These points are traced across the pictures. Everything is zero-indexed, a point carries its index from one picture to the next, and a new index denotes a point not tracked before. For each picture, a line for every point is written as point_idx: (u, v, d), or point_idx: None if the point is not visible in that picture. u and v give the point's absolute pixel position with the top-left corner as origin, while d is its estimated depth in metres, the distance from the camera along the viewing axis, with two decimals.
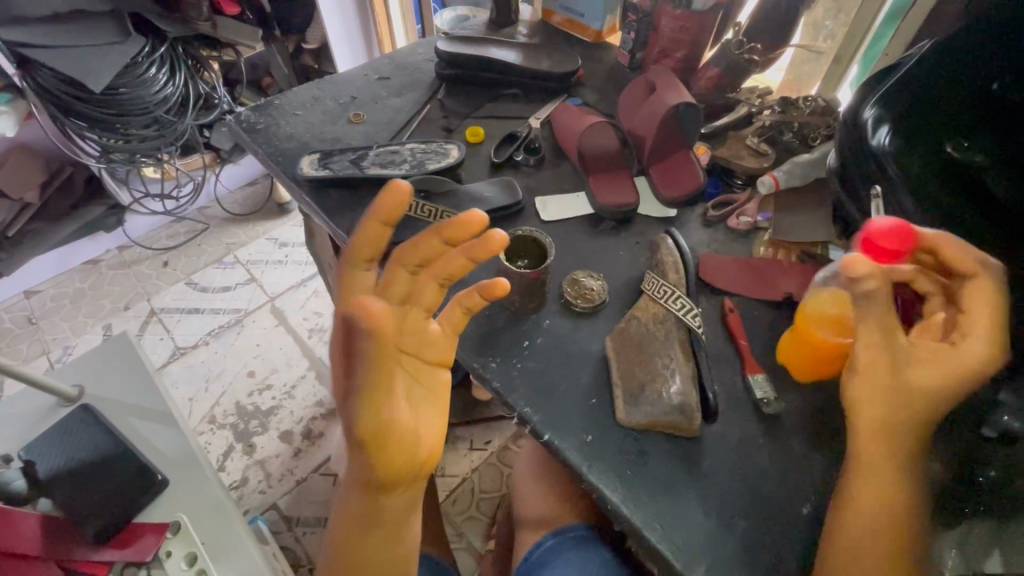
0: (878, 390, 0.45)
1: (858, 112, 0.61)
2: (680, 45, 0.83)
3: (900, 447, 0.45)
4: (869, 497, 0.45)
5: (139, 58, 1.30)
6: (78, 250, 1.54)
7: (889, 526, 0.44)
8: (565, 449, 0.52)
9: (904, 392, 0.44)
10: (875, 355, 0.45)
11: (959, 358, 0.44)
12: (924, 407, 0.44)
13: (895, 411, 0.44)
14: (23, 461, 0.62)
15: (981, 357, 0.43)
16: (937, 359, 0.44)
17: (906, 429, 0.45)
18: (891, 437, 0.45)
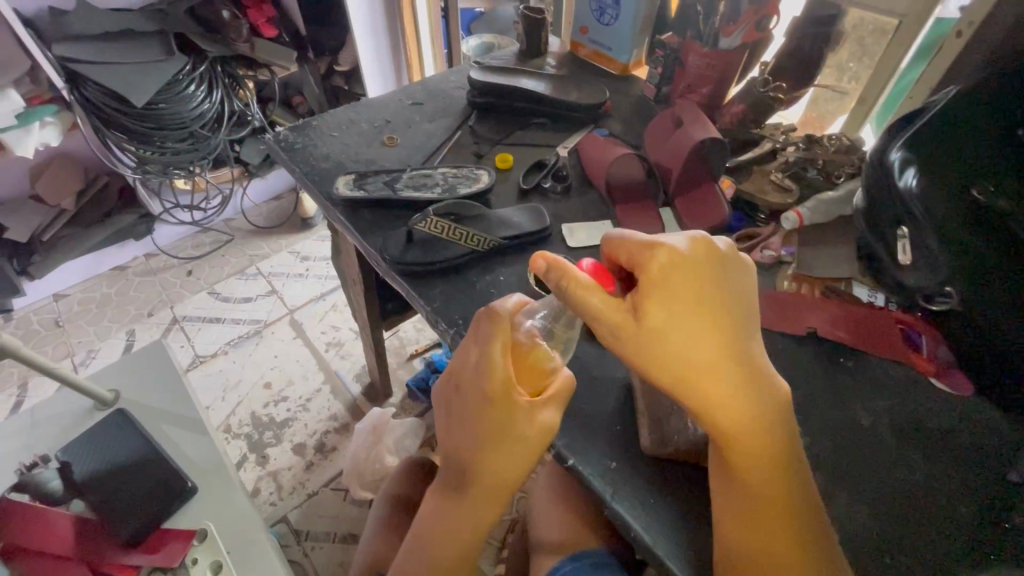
0: (659, 358, 0.43)
1: (884, 154, 0.62)
2: (707, 81, 0.86)
3: (713, 383, 0.43)
4: (748, 484, 0.45)
5: (180, 76, 1.36)
6: (108, 257, 1.58)
7: (768, 472, 0.45)
8: (588, 475, 0.52)
9: (661, 345, 0.43)
10: (619, 332, 0.44)
11: (665, 274, 0.44)
12: (692, 337, 0.43)
13: (689, 368, 0.43)
14: (58, 462, 0.64)
15: (672, 265, 0.44)
16: (654, 292, 0.44)
17: (706, 361, 0.43)
18: (703, 388, 0.43)
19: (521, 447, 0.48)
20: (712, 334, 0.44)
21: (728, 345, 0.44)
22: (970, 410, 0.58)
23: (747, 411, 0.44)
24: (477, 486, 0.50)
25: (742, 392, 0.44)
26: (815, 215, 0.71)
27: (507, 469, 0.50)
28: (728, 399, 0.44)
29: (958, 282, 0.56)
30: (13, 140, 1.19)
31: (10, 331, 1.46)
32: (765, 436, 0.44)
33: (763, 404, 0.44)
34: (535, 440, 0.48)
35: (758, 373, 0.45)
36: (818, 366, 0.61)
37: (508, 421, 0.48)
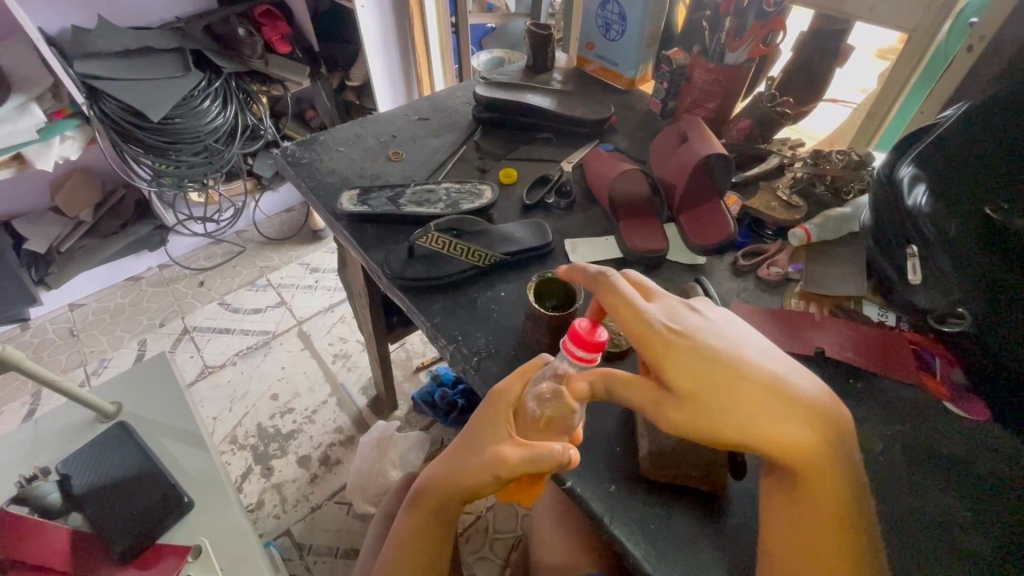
0: (701, 411, 0.43)
1: (897, 170, 0.63)
2: (712, 96, 0.85)
3: (751, 412, 0.43)
4: (818, 484, 0.43)
5: (196, 92, 1.38)
6: (122, 267, 1.61)
7: (827, 502, 0.43)
8: (586, 498, 0.51)
9: (694, 391, 0.44)
10: (656, 404, 0.45)
11: (655, 334, 0.46)
12: (732, 385, 0.44)
13: (730, 406, 0.43)
14: (59, 474, 0.65)
15: (666, 332, 0.46)
16: (669, 356, 0.45)
17: (743, 402, 0.43)
18: (744, 426, 0.43)
19: (467, 476, 0.49)
20: (734, 372, 0.44)
21: (747, 371, 0.45)
22: (987, 436, 0.56)
23: (790, 441, 0.43)
24: (424, 499, 0.54)
25: (780, 417, 0.43)
26: (823, 232, 0.70)
27: (446, 492, 0.52)
28: (774, 429, 0.43)
29: (970, 301, 0.54)
30: (33, 154, 1.22)
31: (25, 341, 1.48)
32: (815, 458, 0.43)
33: (803, 424, 0.44)
34: (480, 472, 0.48)
35: (790, 394, 0.44)
36: (825, 387, 0.60)
37: (476, 442, 0.50)
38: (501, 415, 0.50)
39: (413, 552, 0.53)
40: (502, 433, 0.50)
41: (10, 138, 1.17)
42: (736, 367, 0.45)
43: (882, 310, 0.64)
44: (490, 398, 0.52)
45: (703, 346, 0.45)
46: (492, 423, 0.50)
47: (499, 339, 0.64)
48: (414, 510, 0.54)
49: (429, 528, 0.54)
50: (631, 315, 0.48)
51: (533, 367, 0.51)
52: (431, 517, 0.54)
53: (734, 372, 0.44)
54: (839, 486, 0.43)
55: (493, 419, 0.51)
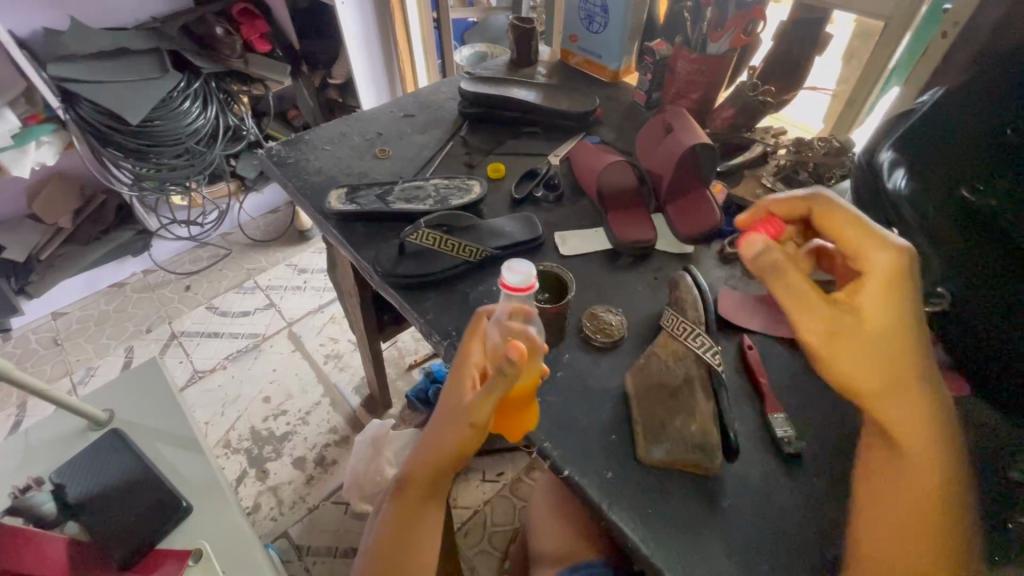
0: (849, 347, 0.47)
1: (875, 154, 0.64)
2: (696, 87, 0.86)
3: (880, 369, 0.46)
4: (927, 466, 0.43)
5: (175, 93, 1.36)
6: (105, 274, 1.58)
7: (930, 485, 0.43)
8: (584, 485, 0.52)
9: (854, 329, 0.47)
10: (826, 322, 0.48)
11: (873, 265, 0.48)
12: (885, 340, 0.46)
13: (869, 354, 0.46)
14: (53, 484, 0.64)
15: (885, 273, 0.47)
16: (868, 293, 0.48)
17: (883, 350, 0.46)
18: (872, 375, 0.46)
19: (446, 437, 0.49)
20: (896, 330, 0.46)
21: (894, 331, 0.46)
22: (968, 411, 0.58)
23: (900, 411, 0.45)
24: (405, 487, 0.51)
25: (902, 386, 0.45)
26: None
27: (433, 462, 0.50)
28: (894, 392, 0.45)
29: (950, 280, 0.56)
30: (8, 161, 1.19)
31: (8, 351, 1.45)
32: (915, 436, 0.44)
33: (925, 399, 0.45)
34: (457, 426, 0.49)
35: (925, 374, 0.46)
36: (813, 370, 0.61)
37: (450, 399, 0.51)
38: (464, 374, 0.53)
39: (402, 545, 0.49)
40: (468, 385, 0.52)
41: None
42: (903, 330, 0.46)
43: None
44: (454, 365, 0.54)
45: (898, 298, 0.46)
46: (458, 383, 0.52)
47: None
48: (395, 504, 0.51)
49: (414, 520, 0.50)
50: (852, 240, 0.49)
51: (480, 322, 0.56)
52: (415, 506, 0.51)
53: (899, 337, 0.46)
54: (944, 474, 0.43)
55: (460, 375, 0.53)
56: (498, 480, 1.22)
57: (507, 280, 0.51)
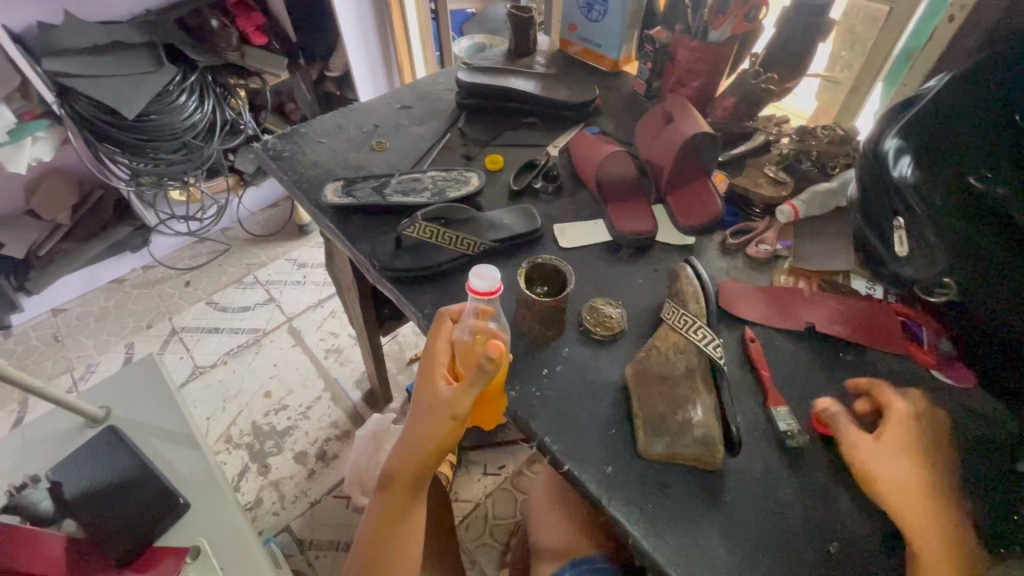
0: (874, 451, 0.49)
1: (879, 142, 0.60)
2: (697, 75, 0.84)
3: (910, 496, 0.47)
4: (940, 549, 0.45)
5: (171, 87, 1.35)
6: (104, 270, 1.57)
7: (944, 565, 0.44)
8: (584, 480, 0.51)
9: (883, 455, 0.49)
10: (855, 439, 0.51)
11: (896, 412, 0.52)
12: (909, 460, 0.49)
13: (890, 461, 0.49)
14: (50, 482, 0.64)
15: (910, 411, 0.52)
16: (890, 423, 0.51)
17: (915, 468, 0.48)
18: (902, 504, 0.47)
19: (428, 435, 0.50)
20: (921, 464, 0.48)
21: (920, 469, 0.48)
22: (973, 402, 0.57)
23: (932, 536, 0.45)
24: (395, 485, 0.52)
25: (930, 514, 0.46)
26: (811, 208, 0.69)
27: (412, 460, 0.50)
28: (926, 516, 0.46)
29: (956, 272, 0.55)
30: (4, 156, 1.18)
31: (8, 348, 1.45)
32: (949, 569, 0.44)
33: (954, 533, 0.46)
34: (437, 422, 0.50)
35: (957, 518, 0.47)
36: (816, 362, 0.60)
37: (424, 397, 0.51)
38: (434, 369, 0.52)
39: (398, 537, 0.52)
40: (439, 378, 0.52)
41: None
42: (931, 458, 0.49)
43: (870, 283, 0.65)
44: (423, 359, 0.54)
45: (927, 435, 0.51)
46: (430, 376, 0.52)
47: None
48: (386, 500, 0.52)
49: (406, 514, 0.52)
50: (886, 391, 0.54)
51: (445, 320, 0.56)
52: (406, 501, 0.52)
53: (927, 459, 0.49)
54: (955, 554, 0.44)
55: (430, 372, 0.52)
56: (500, 473, 1.22)
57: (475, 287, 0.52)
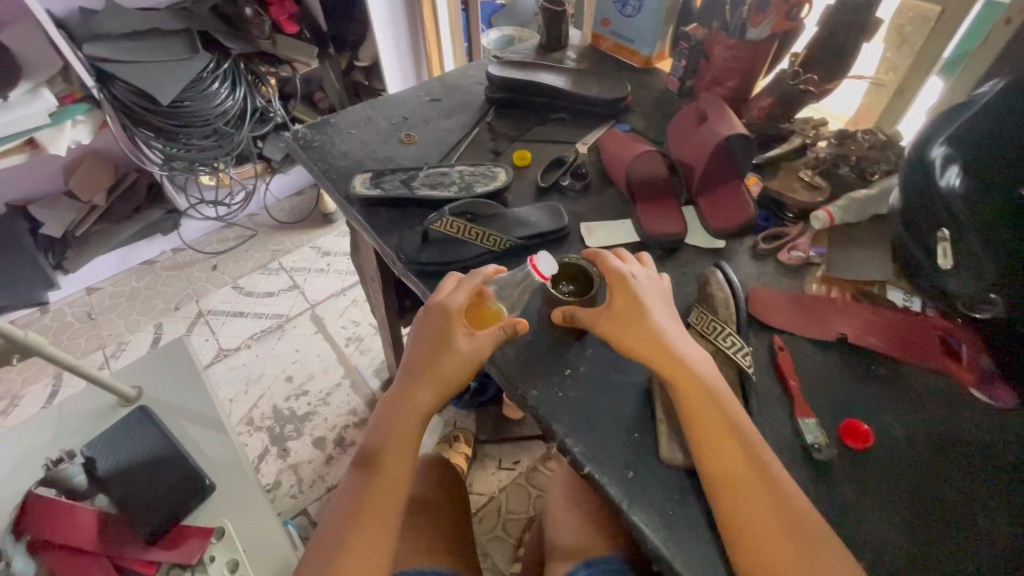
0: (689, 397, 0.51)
1: (926, 151, 0.60)
2: (733, 74, 0.82)
3: (704, 412, 0.50)
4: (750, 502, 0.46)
5: (205, 74, 1.36)
6: (137, 251, 1.62)
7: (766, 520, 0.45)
8: (605, 484, 0.51)
9: (648, 356, 0.52)
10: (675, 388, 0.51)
11: (628, 303, 0.55)
12: (704, 403, 0.50)
13: (699, 410, 0.50)
14: (83, 458, 0.66)
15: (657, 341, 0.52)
16: (618, 314, 0.54)
17: (710, 409, 0.50)
18: (692, 420, 0.50)
19: (444, 379, 0.55)
20: (693, 368, 0.52)
21: (694, 378, 0.51)
22: (1014, 425, 0.55)
23: (731, 456, 0.48)
24: (396, 429, 0.55)
25: (728, 440, 0.48)
26: (847, 215, 0.67)
27: (424, 398, 0.55)
28: (720, 438, 0.49)
29: (1004, 284, 0.53)
30: (46, 139, 1.22)
31: (46, 324, 1.51)
32: (765, 495, 0.46)
33: (758, 469, 0.47)
34: (455, 368, 0.56)
35: (746, 431, 0.49)
36: (847, 374, 0.58)
37: (446, 345, 0.56)
38: (450, 317, 0.57)
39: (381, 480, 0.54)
40: (458, 328, 0.57)
41: (20, 123, 1.16)
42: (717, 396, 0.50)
43: (907, 295, 0.63)
44: (433, 310, 0.58)
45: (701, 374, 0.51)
46: (447, 326, 0.57)
47: None
48: (384, 445, 0.55)
49: (401, 460, 0.54)
50: (608, 266, 0.57)
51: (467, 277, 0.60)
52: (405, 446, 0.55)
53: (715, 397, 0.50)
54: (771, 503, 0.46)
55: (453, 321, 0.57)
56: (514, 468, 1.22)
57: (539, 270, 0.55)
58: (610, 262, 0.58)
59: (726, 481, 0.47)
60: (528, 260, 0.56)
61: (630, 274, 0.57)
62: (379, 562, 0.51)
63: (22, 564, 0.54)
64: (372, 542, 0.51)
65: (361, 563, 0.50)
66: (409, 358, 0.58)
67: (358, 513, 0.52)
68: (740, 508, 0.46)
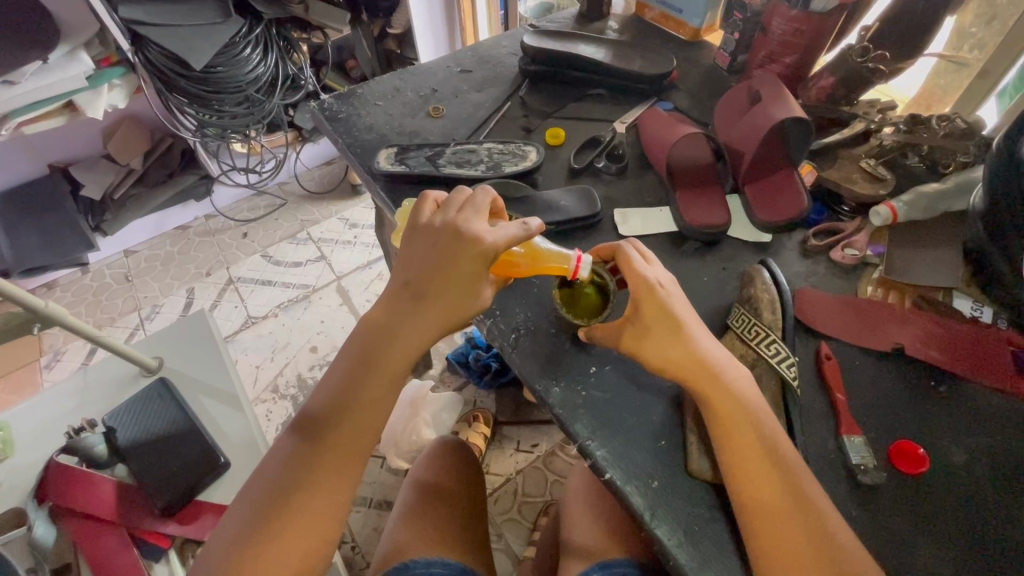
0: (728, 423, 0.46)
1: (1015, 142, 0.51)
2: (792, 50, 0.75)
3: (742, 434, 0.46)
4: (788, 541, 0.42)
5: (237, 38, 1.33)
6: (171, 216, 1.64)
7: (801, 561, 0.41)
8: (628, 493, 0.48)
9: (683, 373, 0.48)
10: (714, 415, 0.47)
11: (657, 315, 0.50)
12: (744, 428, 0.46)
13: (737, 438, 0.46)
14: (105, 428, 0.69)
15: (697, 360, 0.48)
16: (648, 326, 0.50)
17: (749, 437, 0.46)
18: (728, 442, 0.46)
19: (451, 322, 0.52)
20: (729, 388, 0.47)
21: (735, 396, 0.47)
22: None
23: (770, 484, 0.44)
24: (386, 358, 0.52)
25: (766, 464, 0.45)
26: (911, 212, 0.60)
27: (417, 335, 0.52)
28: (760, 465, 0.45)
29: None
30: (83, 103, 1.22)
31: (86, 284, 1.55)
32: (803, 531, 0.42)
33: (800, 504, 0.43)
34: (465, 312, 0.52)
35: (786, 455, 0.45)
36: (901, 390, 0.53)
37: (462, 286, 0.52)
38: (479, 258, 0.51)
39: (356, 410, 0.50)
40: (485, 273, 0.52)
41: (59, 86, 1.17)
42: (757, 424, 0.46)
43: (976, 305, 0.57)
44: (465, 244, 0.51)
45: (742, 402, 0.47)
46: (474, 270, 0.51)
47: (540, 315, 0.59)
48: (367, 374, 0.51)
49: (383, 394, 0.51)
50: (636, 274, 0.51)
51: (512, 223, 0.52)
52: (390, 378, 0.52)
53: (756, 424, 0.46)
54: (810, 540, 0.42)
55: (479, 265, 0.51)
56: (533, 451, 1.21)
57: (579, 274, 0.56)
58: (636, 267, 0.52)
59: (759, 506, 0.43)
60: (575, 257, 0.55)
61: (659, 285, 0.51)
62: (344, 497, 0.49)
63: (43, 530, 0.59)
64: (339, 473, 0.49)
65: (322, 502, 0.48)
66: (414, 278, 0.53)
67: (330, 436, 0.50)
68: (776, 545, 0.42)
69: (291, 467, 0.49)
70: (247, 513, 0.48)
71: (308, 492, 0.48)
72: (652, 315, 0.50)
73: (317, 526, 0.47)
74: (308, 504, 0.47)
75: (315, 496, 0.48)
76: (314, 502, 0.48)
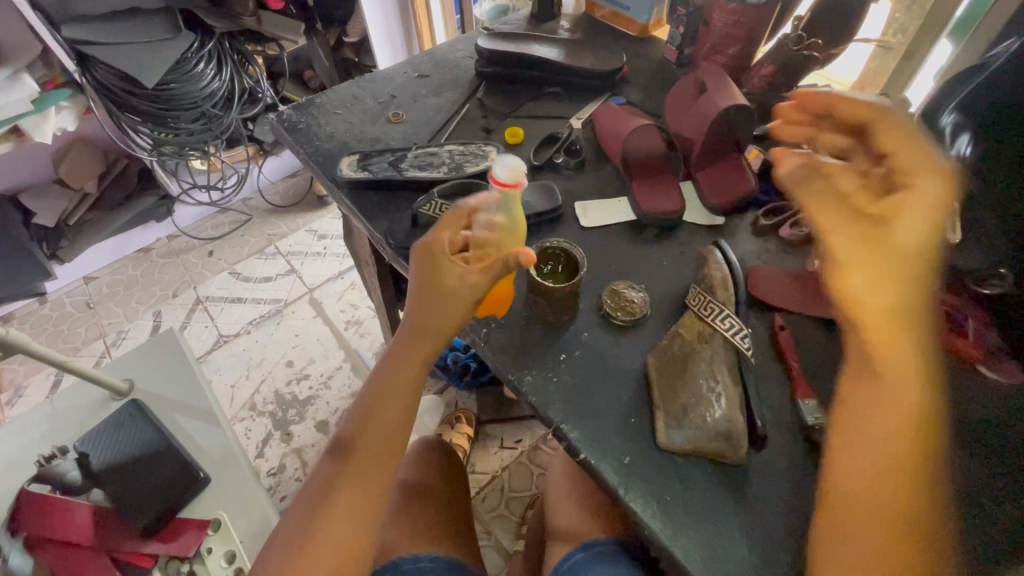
0: (893, 378, 0.44)
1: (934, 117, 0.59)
2: (733, 41, 0.78)
3: (894, 399, 0.44)
4: (888, 502, 0.42)
5: (189, 53, 1.31)
6: (132, 239, 1.59)
7: (896, 522, 0.41)
8: (601, 470, 0.50)
9: (882, 312, 0.43)
10: (871, 355, 0.45)
11: (889, 249, 0.44)
12: (912, 392, 0.44)
13: (899, 398, 0.44)
14: (77, 453, 0.68)
15: (890, 304, 0.43)
16: (870, 257, 0.44)
17: (912, 409, 0.44)
18: (872, 399, 0.44)
19: (446, 321, 0.54)
20: (922, 357, 0.44)
21: (919, 356, 0.44)
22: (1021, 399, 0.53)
23: (903, 454, 0.43)
24: (393, 379, 0.54)
25: (911, 439, 0.43)
26: None
27: (417, 352, 0.54)
28: (899, 434, 0.43)
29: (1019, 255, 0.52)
30: (30, 127, 1.19)
31: (45, 314, 1.50)
32: (907, 503, 0.42)
33: (918, 481, 0.43)
34: (451, 309, 0.53)
35: (936, 439, 0.44)
36: (848, 353, 0.57)
37: (439, 286, 0.53)
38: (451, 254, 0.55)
39: (371, 434, 0.52)
40: (447, 264, 0.54)
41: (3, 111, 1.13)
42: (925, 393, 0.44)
43: None
44: (420, 252, 0.55)
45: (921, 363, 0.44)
46: (436, 266, 0.54)
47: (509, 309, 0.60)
48: (377, 406, 0.53)
49: (395, 414, 0.53)
50: (947, 203, 0.44)
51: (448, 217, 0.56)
52: (402, 397, 0.54)
53: (925, 393, 0.44)
54: (911, 510, 0.42)
55: (437, 262, 0.54)
56: (516, 447, 1.23)
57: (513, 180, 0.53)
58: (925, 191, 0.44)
59: (888, 465, 0.43)
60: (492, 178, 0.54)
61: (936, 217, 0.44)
62: (371, 516, 0.51)
63: (18, 560, 0.59)
64: (365, 492, 0.51)
65: (346, 520, 0.49)
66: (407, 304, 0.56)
67: (351, 461, 0.51)
68: (875, 502, 0.42)
69: (307, 502, 0.50)
70: (281, 536, 0.50)
71: (327, 516, 0.49)
72: (873, 242, 0.44)
73: (346, 543, 0.49)
74: (335, 525, 0.49)
75: (343, 515, 0.49)
76: (338, 522, 0.49)
